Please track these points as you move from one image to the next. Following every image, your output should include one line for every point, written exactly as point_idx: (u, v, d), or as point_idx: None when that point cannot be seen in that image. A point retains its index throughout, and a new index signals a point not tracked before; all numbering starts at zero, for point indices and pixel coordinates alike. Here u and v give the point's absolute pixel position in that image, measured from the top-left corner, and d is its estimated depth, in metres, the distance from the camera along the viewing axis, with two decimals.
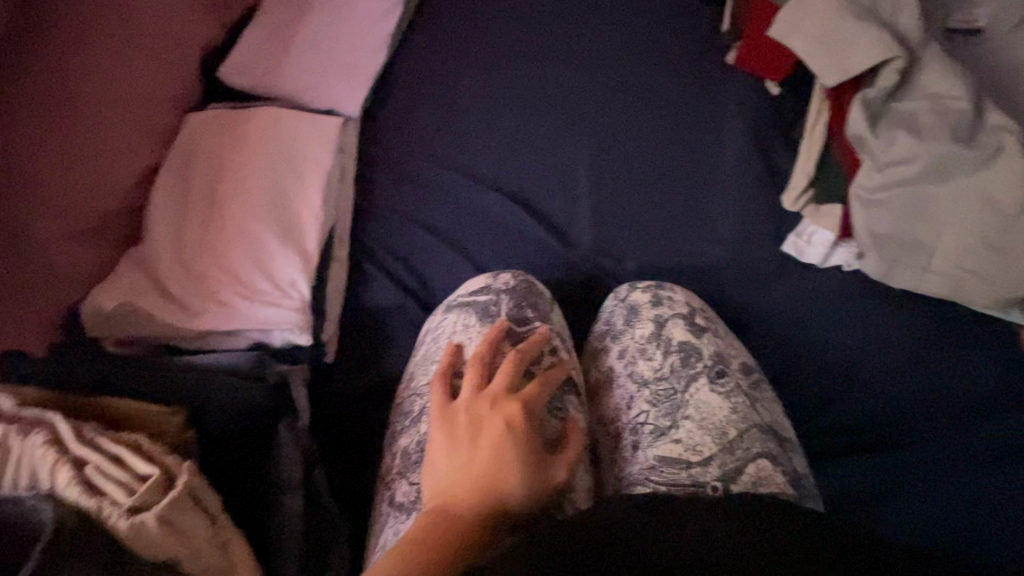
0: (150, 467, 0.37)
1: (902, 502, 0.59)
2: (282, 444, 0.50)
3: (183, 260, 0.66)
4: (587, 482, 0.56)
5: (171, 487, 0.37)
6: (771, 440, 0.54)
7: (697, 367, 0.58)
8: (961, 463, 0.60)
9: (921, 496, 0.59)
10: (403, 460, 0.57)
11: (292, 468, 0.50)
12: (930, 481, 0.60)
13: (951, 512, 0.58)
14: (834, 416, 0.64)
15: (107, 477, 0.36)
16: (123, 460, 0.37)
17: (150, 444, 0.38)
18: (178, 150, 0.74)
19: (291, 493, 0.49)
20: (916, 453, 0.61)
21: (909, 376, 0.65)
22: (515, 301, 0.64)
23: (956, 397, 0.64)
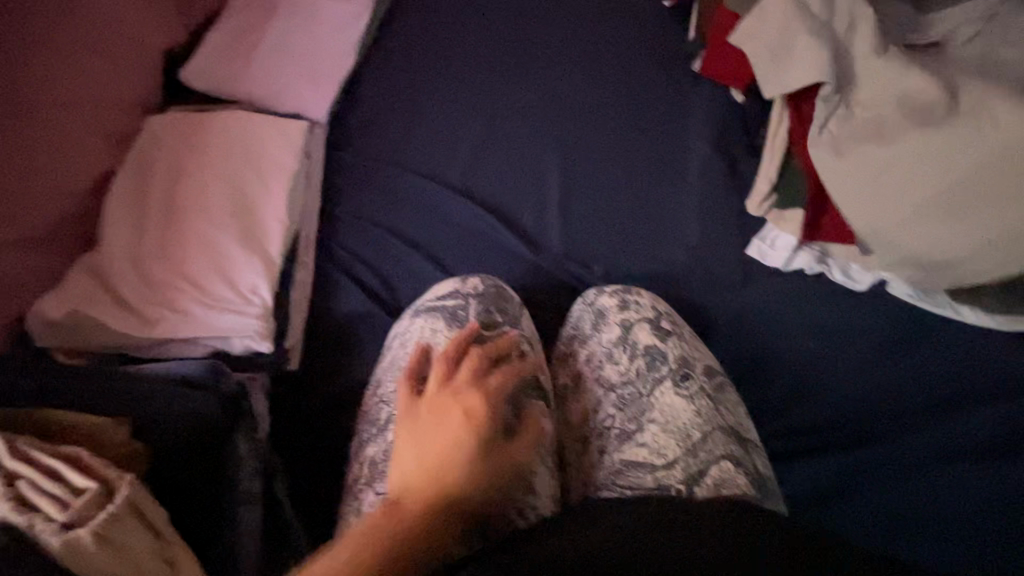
0: (87, 481, 0.35)
1: (858, 502, 0.61)
2: (240, 458, 0.49)
3: (138, 266, 0.64)
4: (551, 487, 0.56)
5: (111, 500, 0.35)
6: (734, 442, 0.54)
7: (662, 371, 0.58)
8: (916, 462, 0.62)
9: (876, 496, 0.61)
10: (369, 469, 0.56)
11: (251, 483, 0.49)
12: (886, 481, 0.61)
13: (902, 510, 0.60)
14: (799, 418, 0.65)
15: (41, 492, 0.35)
16: (60, 475, 0.36)
17: (90, 457, 0.37)
18: (137, 154, 0.72)
19: (249, 505, 0.49)
20: (875, 454, 0.62)
21: (871, 378, 0.67)
22: (483, 307, 0.64)
23: (918, 398, 0.65)
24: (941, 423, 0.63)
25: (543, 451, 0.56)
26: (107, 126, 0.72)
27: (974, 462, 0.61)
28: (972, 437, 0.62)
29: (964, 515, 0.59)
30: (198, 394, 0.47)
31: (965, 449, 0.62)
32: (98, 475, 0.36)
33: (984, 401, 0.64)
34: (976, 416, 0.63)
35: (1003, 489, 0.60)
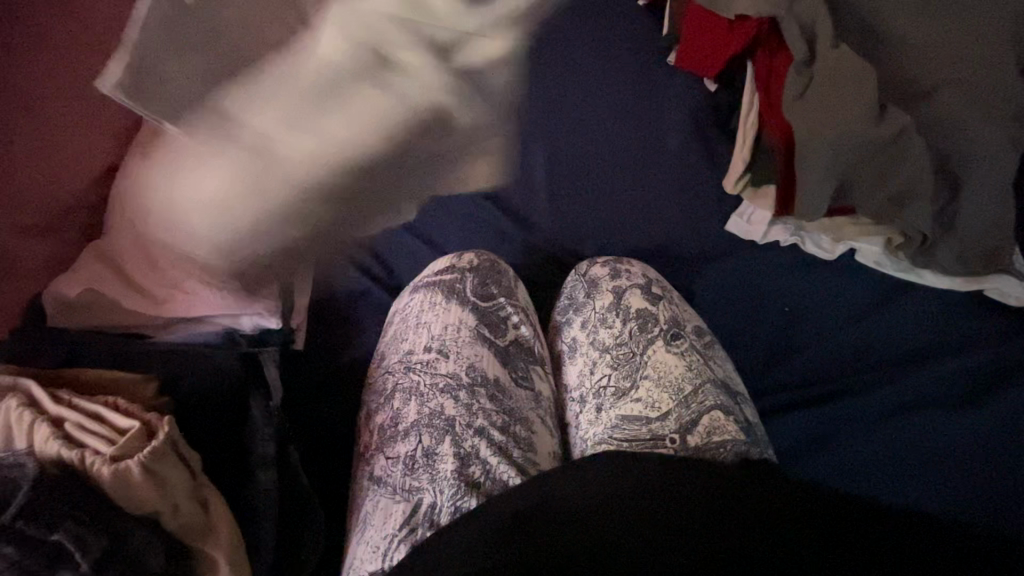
0: (128, 421, 0.39)
1: (846, 447, 0.65)
2: (255, 423, 0.52)
3: (147, 252, 0.67)
4: (551, 445, 0.58)
5: (152, 437, 0.39)
6: (723, 393, 0.58)
7: (654, 332, 0.62)
8: (893, 408, 0.66)
9: (859, 443, 0.65)
10: (379, 435, 0.56)
11: (267, 446, 0.51)
12: (867, 425, 0.65)
13: (886, 457, 0.64)
14: (786, 374, 0.70)
15: (88, 432, 0.38)
16: (105, 419, 0.39)
17: (128, 403, 0.40)
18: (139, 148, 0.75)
19: (266, 468, 0.51)
20: (857, 402, 0.66)
21: (847, 337, 0.71)
22: (479, 280, 0.65)
23: (892, 352, 0.70)
24: (914, 372, 0.68)
25: (543, 413, 0.60)
26: None
27: (952, 407, 0.65)
28: (946, 386, 0.66)
29: (943, 460, 0.63)
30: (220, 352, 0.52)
31: (944, 396, 0.66)
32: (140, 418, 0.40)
33: (954, 351, 0.68)
34: (952, 363, 0.67)
35: (976, 430, 0.64)
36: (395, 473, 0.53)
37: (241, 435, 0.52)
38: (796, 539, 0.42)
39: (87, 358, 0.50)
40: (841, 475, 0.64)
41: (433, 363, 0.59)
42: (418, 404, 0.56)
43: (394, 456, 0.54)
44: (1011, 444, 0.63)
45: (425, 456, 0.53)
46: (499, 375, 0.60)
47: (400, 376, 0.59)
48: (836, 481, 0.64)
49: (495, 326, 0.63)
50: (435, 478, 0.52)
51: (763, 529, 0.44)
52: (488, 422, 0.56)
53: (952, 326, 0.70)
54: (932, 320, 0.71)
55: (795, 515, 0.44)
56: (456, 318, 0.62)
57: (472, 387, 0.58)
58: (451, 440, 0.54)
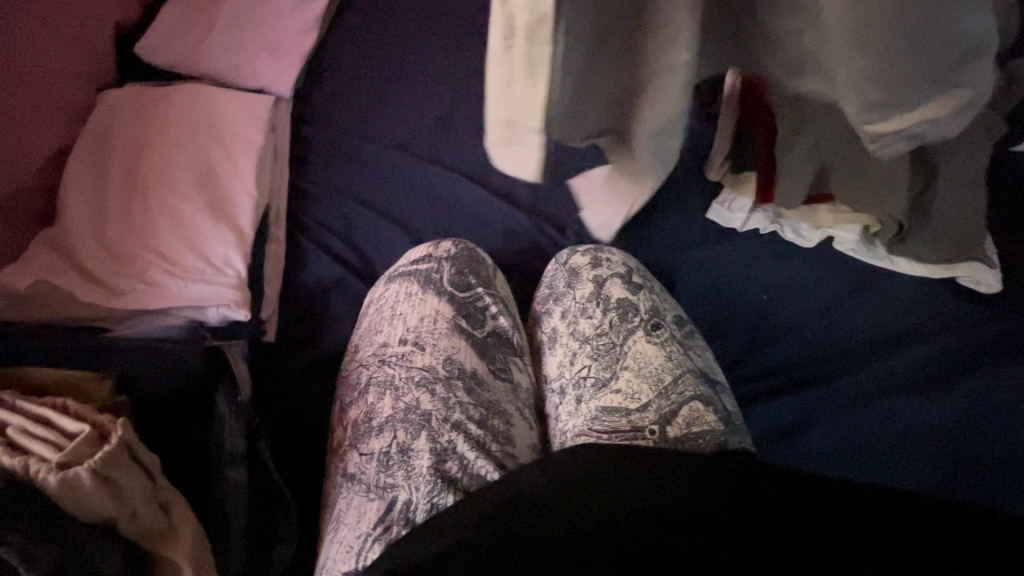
0: (78, 425, 0.37)
1: (822, 431, 0.65)
2: (223, 420, 0.49)
3: (104, 239, 0.63)
4: (531, 438, 0.57)
5: (104, 441, 0.37)
6: (704, 383, 0.57)
7: (634, 322, 0.61)
8: (870, 393, 0.66)
9: (835, 425, 0.65)
10: (353, 431, 0.55)
11: (236, 443, 0.49)
12: (844, 410, 0.65)
13: (863, 442, 0.63)
14: (764, 360, 0.70)
15: (34, 437, 0.36)
16: (52, 422, 0.37)
17: (78, 404, 0.38)
18: (94, 130, 0.71)
19: (236, 465, 0.49)
20: (833, 390, 0.66)
21: (826, 324, 0.71)
22: (455, 268, 0.63)
23: (870, 338, 0.70)
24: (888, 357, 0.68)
25: (522, 406, 0.59)
26: (58, 102, 0.70)
27: (923, 391, 0.65)
28: (921, 371, 0.66)
29: (915, 439, 0.62)
30: (182, 347, 0.49)
31: (918, 380, 0.66)
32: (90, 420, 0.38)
33: (929, 336, 0.69)
34: (929, 347, 0.67)
35: (950, 411, 0.63)
36: (369, 470, 0.52)
37: (207, 433, 0.50)
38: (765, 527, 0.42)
39: (38, 357, 0.47)
40: (815, 459, 0.64)
41: (408, 357, 0.57)
42: (394, 398, 0.55)
43: (367, 453, 0.53)
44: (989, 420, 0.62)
45: (400, 452, 0.52)
46: (477, 367, 0.58)
47: (374, 370, 0.57)
48: (810, 464, 0.64)
49: (472, 316, 0.61)
50: (410, 475, 0.51)
51: (740, 519, 0.42)
52: (466, 416, 0.54)
53: (931, 313, 0.70)
54: (908, 309, 0.71)
55: (767, 498, 0.43)
56: (432, 309, 0.60)
57: (449, 379, 0.56)
58: (427, 436, 0.53)
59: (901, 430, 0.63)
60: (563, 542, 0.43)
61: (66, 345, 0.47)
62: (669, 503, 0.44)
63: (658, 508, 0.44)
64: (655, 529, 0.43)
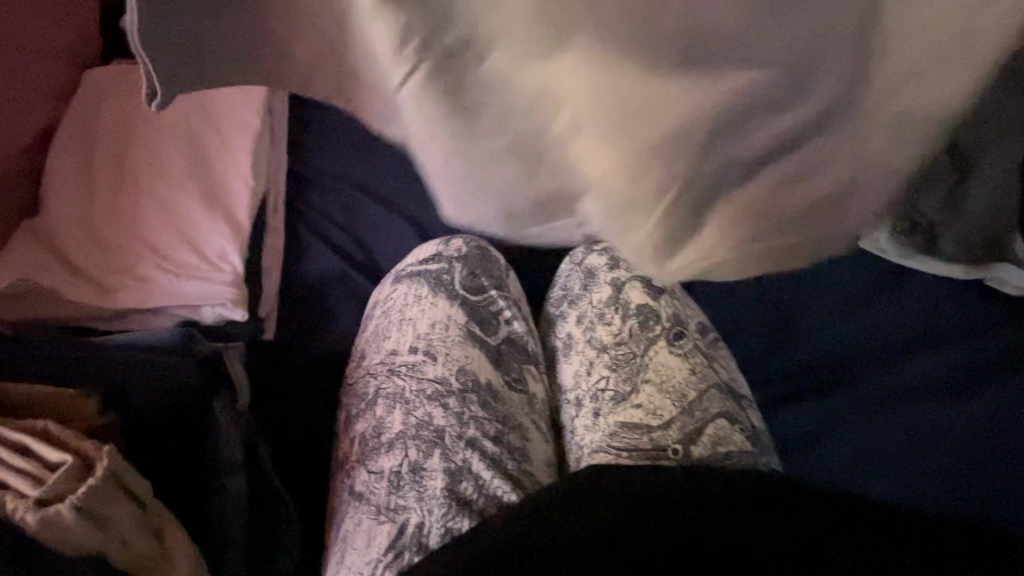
0: (59, 455, 0.33)
1: (835, 441, 0.60)
2: (220, 428, 0.46)
3: (93, 231, 0.59)
4: (546, 453, 0.54)
5: (88, 472, 0.34)
6: (729, 399, 0.54)
7: (656, 330, 0.58)
8: (896, 396, 0.60)
9: (850, 434, 0.60)
10: (360, 446, 0.52)
11: (232, 449, 0.46)
12: (862, 420, 0.60)
13: (879, 454, 0.58)
14: (787, 361, 0.65)
15: (12, 469, 0.33)
16: (30, 450, 0.34)
17: (58, 427, 0.35)
18: (79, 112, 0.66)
19: (232, 471, 0.46)
20: (849, 395, 0.61)
21: (851, 324, 0.65)
22: (467, 270, 0.59)
23: (894, 335, 0.63)
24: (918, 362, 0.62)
25: (537, 418, 0.56)
26: (40, 79, 0.66)
27: (942, 397, 0.59)
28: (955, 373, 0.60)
29: (942, 446, 0.57)
30: (178, 359, 0.46)
31: (943, 383, 0.60)
32: (72, 447, 0.34)
33: (962, 336, 0.62)
34: (963, 349, 0.61)
35: (976, 418, 0.58)
36: (379, 490, 0.49)
37: (199, 445, 0.46)
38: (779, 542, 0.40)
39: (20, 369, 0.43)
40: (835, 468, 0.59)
41: (419, 367, 0.55)
42: (404, 413, 0.52)
43: (377, 472, 0.50)
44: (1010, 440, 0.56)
45: (412, 471, 0.50)
46: (491, 378, 0.55)
47: (383, 380, 0.55)
48: (822, 476, 0.59)
49: (486, 322, 0.58)
50: (422, 497, 0.49)
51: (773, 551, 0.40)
52: (481, 432, 0.52)
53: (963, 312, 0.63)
54: (944, 300, 0.64)
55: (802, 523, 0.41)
56: (444, 314, 0.58)
57: (463, 393, 0.54)
58: (440, 454, 0.50)
59: (923, 437, 0.58)
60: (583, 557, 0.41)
61: (48, 360, 0.43)
62: (689, 523, 0.42)
63: (672, 529, 0.42)
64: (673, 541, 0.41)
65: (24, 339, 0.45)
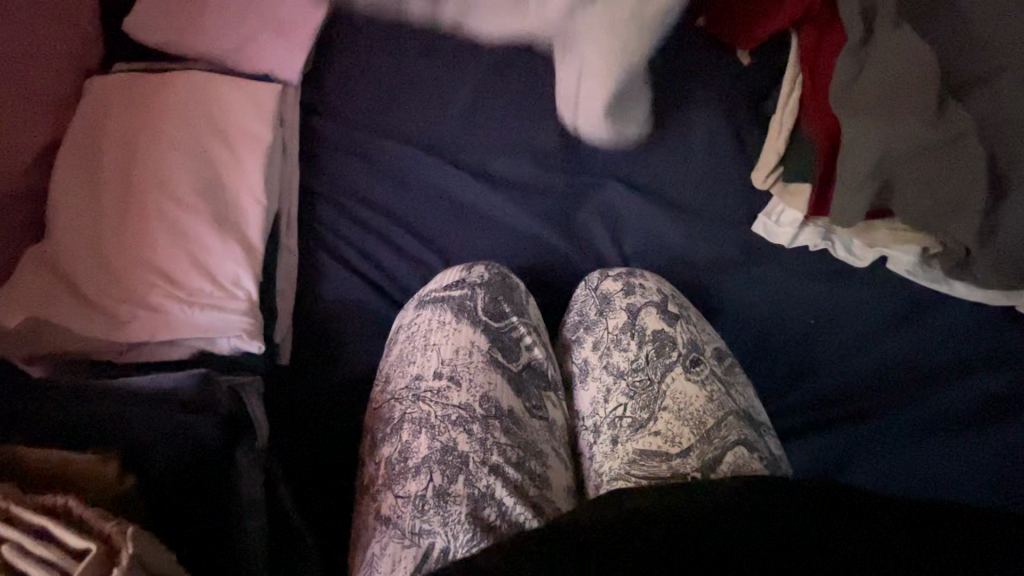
0: (84, 543, 0.35)
1: (864, 462, 0.62)
2: (242, 470, 0.49)
3: (101, 256, 0.58)
4: (565, 480, 0.55)
5: (112, 560, 0.35)
6: (747, 425, 0.54)
7: (672, 357, 0.58)
8: (907, 428, 0.63)
9: (874, 458, 0.62)
10: (385, 470, 0.52)
11: (253, 491, 0.48)
12: (887, 445, 0.63)
13: (905, 473, 0.61)
14: (806, 387, 0.67)
15: (36, 557, 0.34)
16: (55, 537, 0.35)
17: (82, 509, 0.37)
18: (82, 127, 0.65)
19: (253, 513, 0.48)
20: (870, 428, 0.63)
21: (860, 357, 0.67)
22: (490, 296, 0.62)
23: (909, 370, 0.66)
24: (927, 396, 0.64)
25: (557, 444, 0.56)
26: (41, 92, 0.64)
27: (967, 428, 0.62)
28: (953, 400, 0.64)
29: (959, 463, 0.61)
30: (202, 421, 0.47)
31: (949, 418, 0.63)
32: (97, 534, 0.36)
33: (971, 370, 0.66)
34: (979, 383, 0.64)
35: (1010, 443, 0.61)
36: (404, 515, 0.49)
37: (225, 485, 0.48)
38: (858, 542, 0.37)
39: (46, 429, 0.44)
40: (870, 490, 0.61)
41: (444, 393, 0.55)
42: (429, 437, 0.52)
43: (403, 496, 0.50)
44: (1005, 466, 0.60)
45: (437, 496, 0.49)
46: (513, 405, 0.56)
47: (408, 405, 0.54)
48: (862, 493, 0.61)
49: (506, 350, 0.60)
50: (447, 522, 0.48)
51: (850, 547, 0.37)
52: (503, 458, 0.52)
53: (979, 347, 0.67)
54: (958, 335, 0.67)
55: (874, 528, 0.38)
56: (467, 340, 0.59)
57: (486, 419, 0.54)
58: (464, 480, 0.50)
59: (945, 454, 0.61)
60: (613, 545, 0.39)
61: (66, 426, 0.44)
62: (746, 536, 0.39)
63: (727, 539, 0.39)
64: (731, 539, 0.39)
65: (33, 404, 0.46)
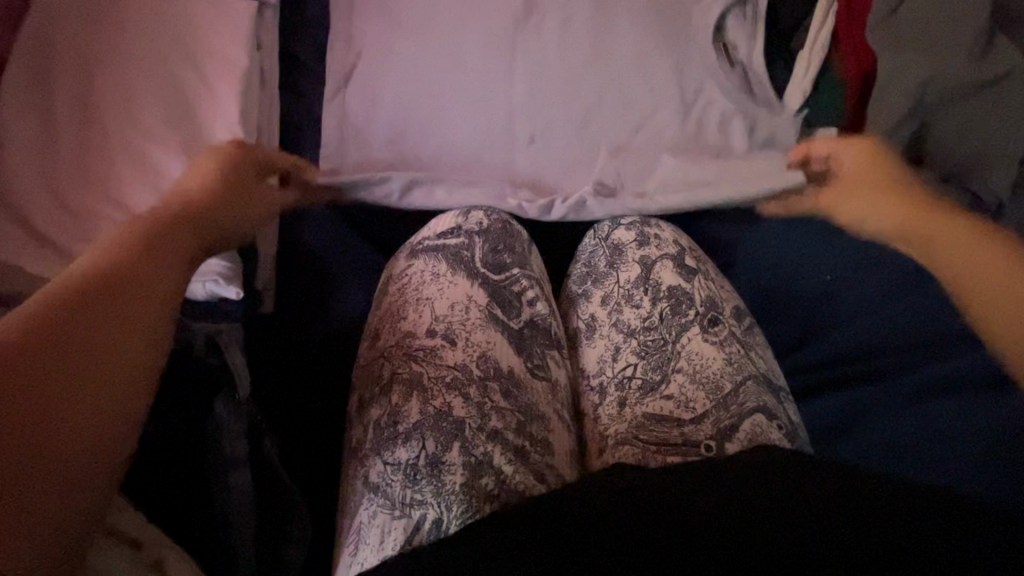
0: None
1: (876, 421, 0.55)
2: (218, 422, 0.45)
3: (60, 194, 0.52)
4: (569, 443, 0.51)
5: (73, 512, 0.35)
6: (767, 390, 0.50)
7: (689, 315, 0.54)
8: (928, 384, 0.54)
9: (887, 419, 0.55)
10: (374, 434, 0.48)
11: (238, 444, 0.45)
12: (904, 401, 0.54)
13: (923, 436, 0.52)
14: (821, 346, 0.61)
15: None
16: None
17: None
18: (31, 46, 0.57)
19: (236, 467, 0.44)
20: (883, 387, 0.56)
21: (883, 315, 0.59)
22: (489, 246, 0.58)
23: (946, 325, 0.56)
24: (949, 357, 0.55)
25: (560, 406, 0.53)
26: None
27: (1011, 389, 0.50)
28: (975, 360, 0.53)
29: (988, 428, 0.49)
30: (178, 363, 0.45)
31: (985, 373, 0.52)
32: None
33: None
34: None
35: None
36: (394, 484, 0.45)
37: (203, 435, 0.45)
38: (881, 525, 0.33)
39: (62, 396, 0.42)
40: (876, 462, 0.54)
41: (438, 352, 0.51)
42: (422, 401, 0.48)
43: (393, 463, 0.46)
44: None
45: (430, 465, 0.46)
46: (513, 365, 0.52)
47: (398, 364, 0.50)
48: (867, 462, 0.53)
49: (508, 303, 0.55)
50: (441, 493, 0.44)
51: (865, 540, 0.32)
52: (502, 424, 0.48)
53: None
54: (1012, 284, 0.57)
55: (898, 518, 0.33)
56: (465, 293, 0.54)
57: (485, 382, 0.50)
58: (460, 447, 0.46)
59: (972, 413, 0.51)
60: (564, 523, 0.35)
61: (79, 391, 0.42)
62: (749, 522, 0.34)
63: (742, 528, 0.34)
64: (734, 518, 0.34)
65: None
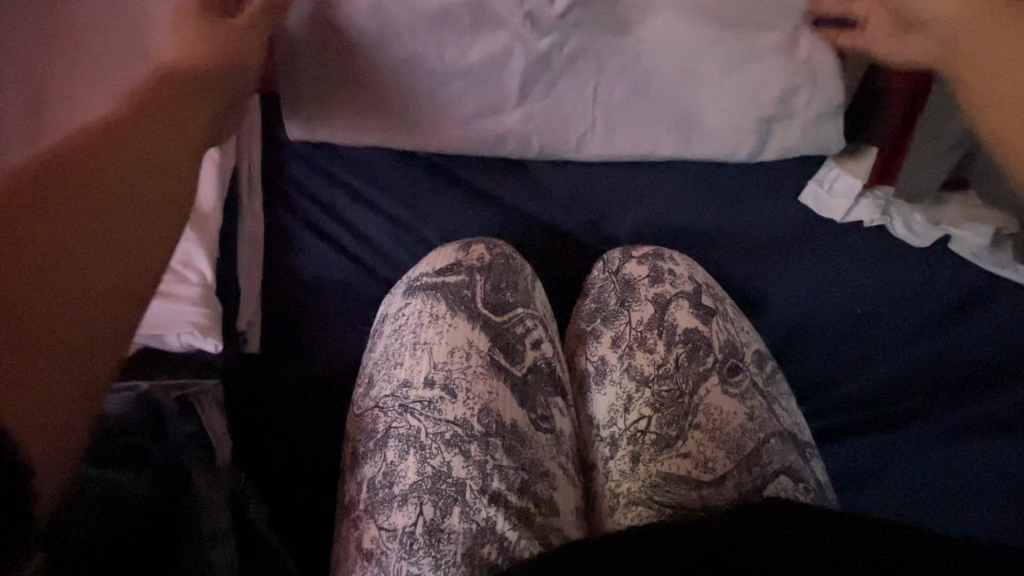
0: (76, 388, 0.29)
1: (899, 470, 0.54)
2: (199, 490, 0.42)
3: None
4: (574, 499, 0.48)
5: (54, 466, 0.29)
6: (791, 448, 0.47)
7: (707, 363, 0.50)
8: (949, 433, 0.54)
9: (916, 464, 0.54)
10: (368, 494, 0.44)
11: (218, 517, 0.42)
12: (926, 448, 0.54)
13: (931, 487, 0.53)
14: (859, 388, 0.57)
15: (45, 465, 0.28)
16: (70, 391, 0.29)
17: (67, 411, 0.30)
18: None
19: (216, 540, 0.41)
20: (910, 432, 0.55)
21: (908, 354, 0.57)
22: (490, 284, 0.53)
23: (967, 362, 0.57)
24: (966, 404, 0.55)
25: (564, 459, 0.49)
26: None
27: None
28: (970, 415, 0.55)
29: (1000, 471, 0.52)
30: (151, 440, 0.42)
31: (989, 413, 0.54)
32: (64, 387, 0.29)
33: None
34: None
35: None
36: (390, 553, 0.42)
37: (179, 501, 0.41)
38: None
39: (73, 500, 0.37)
40: (895, 506, 0.54)
41: (437, 405, 0.47)
42: (419, 460, 0.44)
43: (389, 529, 0.42)
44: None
45: (429, 534, 0.42)
46: (516, 417, 0.48)
47: (394, 418, 0.46)
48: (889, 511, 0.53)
49: (511, 347, 0.51)
50: (441, 566, 0.41)
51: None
52: (505, 484, 0.45)
53: None
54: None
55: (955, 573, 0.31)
56: (464, 338, 0.50)
57: (486, 437, 0.46)
58: (460, 512, 0.43)
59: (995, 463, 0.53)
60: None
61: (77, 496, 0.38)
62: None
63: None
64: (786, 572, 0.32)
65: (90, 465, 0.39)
